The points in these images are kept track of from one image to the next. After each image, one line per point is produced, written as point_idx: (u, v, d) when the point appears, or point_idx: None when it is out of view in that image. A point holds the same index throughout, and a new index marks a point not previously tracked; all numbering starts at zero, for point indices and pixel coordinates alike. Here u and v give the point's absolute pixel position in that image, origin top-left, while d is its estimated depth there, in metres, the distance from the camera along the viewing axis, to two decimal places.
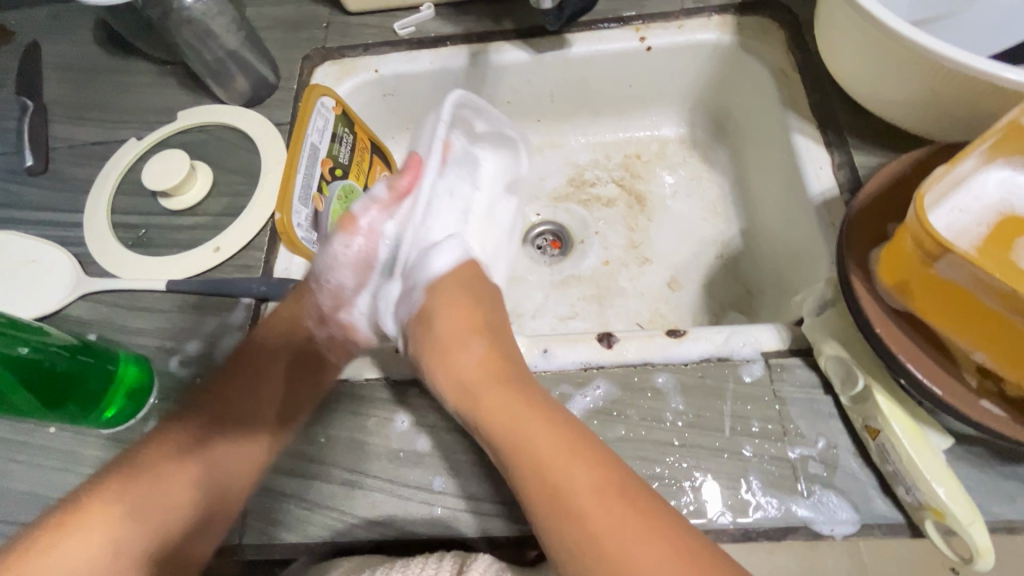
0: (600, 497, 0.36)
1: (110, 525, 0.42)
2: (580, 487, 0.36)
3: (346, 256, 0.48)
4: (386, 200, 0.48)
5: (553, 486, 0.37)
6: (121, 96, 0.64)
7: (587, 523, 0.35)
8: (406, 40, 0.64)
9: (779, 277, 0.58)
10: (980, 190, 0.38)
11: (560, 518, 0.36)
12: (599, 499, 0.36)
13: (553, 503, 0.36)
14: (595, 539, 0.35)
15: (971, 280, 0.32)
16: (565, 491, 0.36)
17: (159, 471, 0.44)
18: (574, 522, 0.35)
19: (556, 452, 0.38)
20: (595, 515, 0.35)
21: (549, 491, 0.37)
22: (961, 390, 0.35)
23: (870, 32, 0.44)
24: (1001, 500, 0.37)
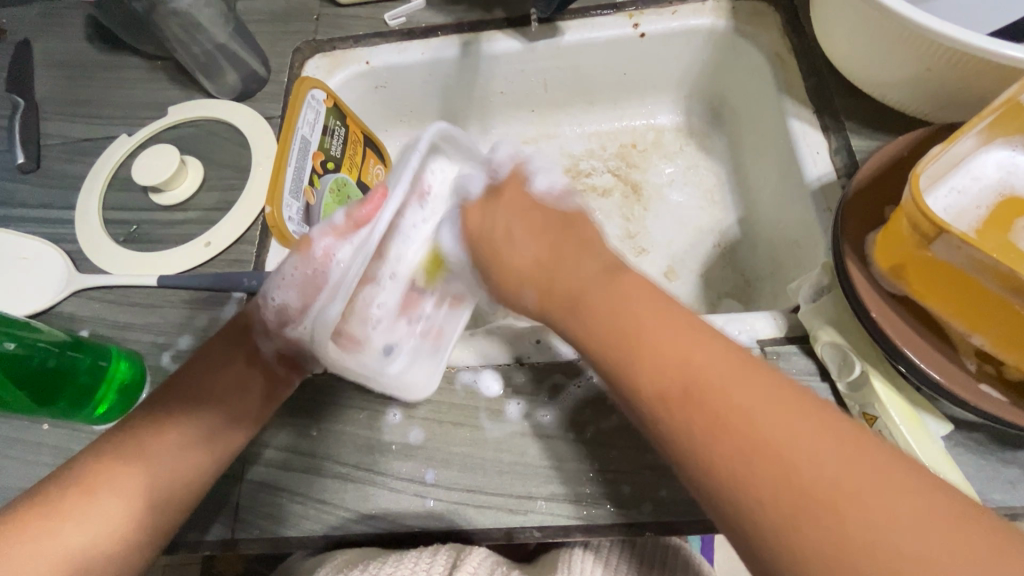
0: (709, 358, 0.30)
1: (118, 509, 0.38)
2: (671, 335, 0.31)
3: (293, 277, 0.41)
4: (341, 226, 0.41)
5: (638, 342, 0.32)
6: (111, 92, 0.64)
7: (683, 368, 0.30)
8: (397, 31, 0.63)
9: (777, 265, 0.58)
10: (978, 171, 0.37)
11: (651, 381, 0.31)
12: (693, 341, 0.31)
13: (634, 355, 0.32)
14: (695, 384, 0.29)
15: (968, 261, 0.31)
16: (642, 328, 0.32)
17: (168, 450, 0.41)
18: (667, 367, 0.30)
19: (637, 304, 0.33)
20: (692, 364, 0.30)
21: (636, 347, 0.32)
22: (960, 375, 0.34)
23: (865, 13, 0.43)
24: (1000, 486, 0.37)
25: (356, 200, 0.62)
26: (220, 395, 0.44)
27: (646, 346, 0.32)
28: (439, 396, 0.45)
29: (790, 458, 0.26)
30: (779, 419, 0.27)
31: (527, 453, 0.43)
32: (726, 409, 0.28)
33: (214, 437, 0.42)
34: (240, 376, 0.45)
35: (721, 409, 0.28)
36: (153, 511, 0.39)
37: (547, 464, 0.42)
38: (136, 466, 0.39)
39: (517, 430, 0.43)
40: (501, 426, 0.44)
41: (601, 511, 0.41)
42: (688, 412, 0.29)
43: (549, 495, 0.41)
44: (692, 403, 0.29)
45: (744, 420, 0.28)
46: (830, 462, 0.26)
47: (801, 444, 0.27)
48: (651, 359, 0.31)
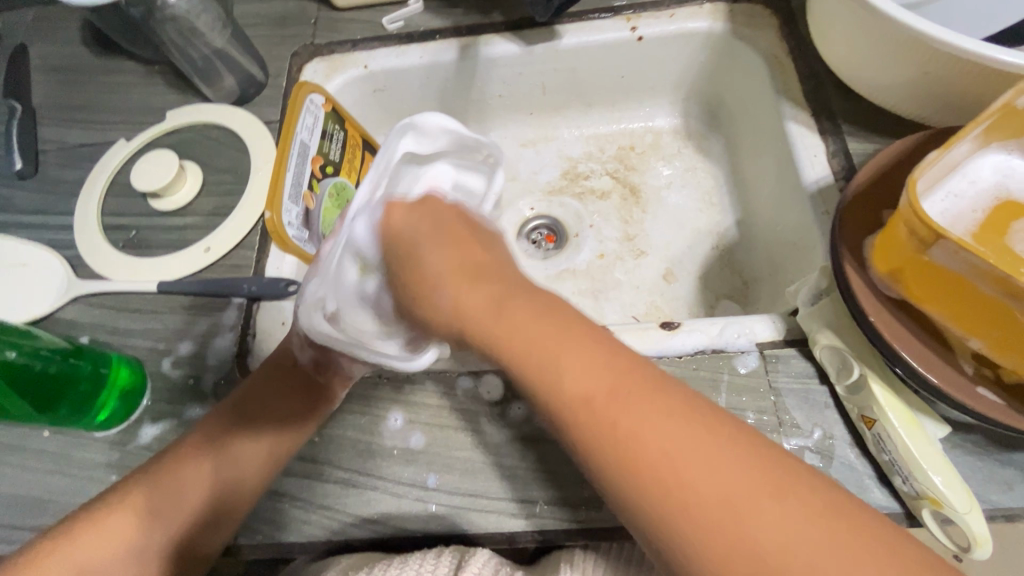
0: (668, 426, 0.27)
1: (130, 527, 0.39)
2: (631, 396, 0.27)
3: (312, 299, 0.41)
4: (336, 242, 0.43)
5: (599, 407, 0.27)
6: (109, 97, 0.64)
7: (634, 438, 0.27)
8: (395, 35, 0.63)
9: (775, 267, 0.58)
10: (974, 175, 0.37)
11: (604, 444, 0.27)
12: (650, 403, 0.27)
13: (584, 412, 0.28)
14: (651, 456, 0.26)
15: (965, 266, 0.31)
16: (594, 394, 0.28)
17: (184, 470, 0.42)
18: (627, 434, 0.27)
19: (589, 355, 0.29)
20: (648, 432, 0.27)
21: (598, 420, 0.27)
22: (957, 378, 0.35)
23: (862, 17, 0.43)
24: (998, 487, 0.37)
25: None
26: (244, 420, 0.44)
27: (574, 400, 0.28)
28: (440, 400, 0.45)
29: (757, 536, 0.24)
30: (742, 494, 0.25)
31: (528, 457, 0.43)
32: (685, 482, 0.26)
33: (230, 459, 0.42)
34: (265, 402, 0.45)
35: (679, 483, 0.26)
36: (164, 530, 0.40)
37: (548, 468, 0.42)
38: (153, 488, 0.41)
39: (518, 434, 0.44)
40: (502, 431, 0.44)
41: (602, 515, 0.41)
42: (645, 483, 0.26)
43: (550, 499, 0.42)
44: (653, 480, 0.26)
45: (707, 498, 0.25)
46: (792, 535, 0.24)
47: (764, 523, 0.24)
48: (604, 425, 0.27)
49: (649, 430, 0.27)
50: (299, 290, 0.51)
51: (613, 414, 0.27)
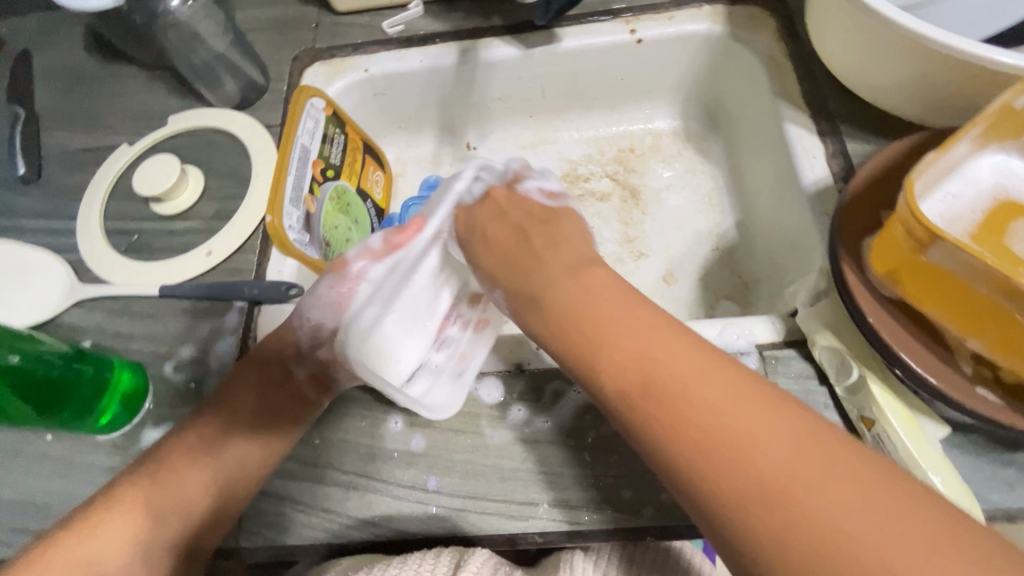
0: (701, 374, 0.32)
1: (130, 523, 0.40)
2: (672, 348, 0.33)
3: (328, 298, 0.43)
4: (377, 251, 0.43)
5: (640, 357, 0.33)
6: (111, 102, 0.64)
7: (673, 380, 0.32)
8: (395, 39, 0.63)
9: (775, 268, 0.58)
10: (972, 176, 0.37)
11: (638, 386, 0.33)
12: (687, 354, 0.33)
13: (619, 357, 0.34)
14: (686, 395, 0.31)
15: (963, 267, 0.31)
16: (643, 344, 0.34)
17: (180, 465, 0.43)
18: (664, 376, 0.32)
19: (634, 319, 0.35)
20: (685, 375, 0.32)
21: (641, 365, 0.33)
22: (956, 379, 0.35)
23: (859, 20, 0.43)
24: (999, 488, 0.37)
25: (356, 207, 0.63)
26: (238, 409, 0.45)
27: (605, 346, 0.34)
28: None
29: (771, 460, 0.28)
30: (757, 427, 0.29)
31: (528, 459, 0.43)
32: (707, 418, 0.30)
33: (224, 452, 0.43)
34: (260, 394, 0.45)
35: (704, 419, 0.30)
36: (162, 524, 0.41)
37: (548, 469, 0.43)
38: (151, 483, 0.42)
39: (518, 436, 0.44)
40: (502, 433, 0.44)
41: (602, 517, 0.41)
42: (674, 418, 0.31)
43: (550, 500, 0.42)
44: (681, 418, 0.31)
45: (721, 432, 0.30)
46: (801, 462, 0.28)
47: (781, 450, 0.28)
48: (645, 371, 0.33)
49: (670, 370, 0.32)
50: (300, 293, 0.52)
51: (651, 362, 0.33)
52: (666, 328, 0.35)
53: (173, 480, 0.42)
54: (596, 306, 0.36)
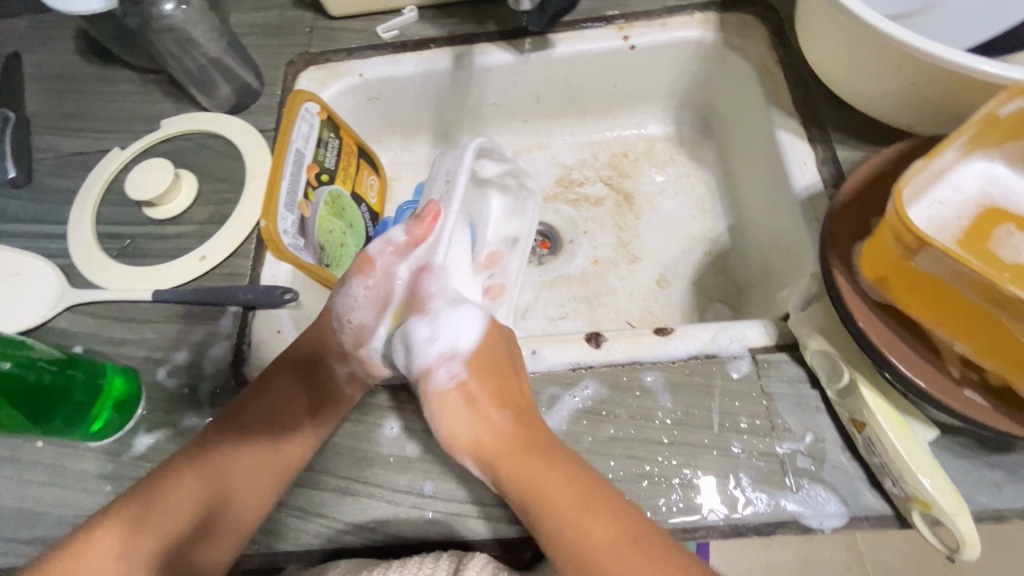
0: (580, 511, 0.37)
1: (129, 536, 0.40)
2: (551, 481, 0.38)
3: (364, 296, 0.48)
4: (401, 244, 0.47)
5: (540, 496, 0.38)
6: (104, 106, 0.64)
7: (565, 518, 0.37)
8: (390, 44, 0.64)
9: (766, 272, 0.59)
10: (958, 183, 0.38)
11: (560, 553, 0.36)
12: (602, 516, 0.36)
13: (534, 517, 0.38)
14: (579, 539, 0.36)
15: (950, 273, 0.32)
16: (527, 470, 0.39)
17: (179, 477, 0.42)
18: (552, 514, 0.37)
19: (547, 473, 0.39)
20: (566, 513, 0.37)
21: (538, 501, 0.38)
22: (945, 382, 0.35)
23: (850, 31, 0.44)
24: (986, 489, 0.38)
25: (351, 211, 0.63)
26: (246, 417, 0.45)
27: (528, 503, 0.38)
28: None
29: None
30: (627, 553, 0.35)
31: None
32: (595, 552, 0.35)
33: (223, 463, 0.43)
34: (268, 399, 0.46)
35: (585, 554, 0.36)
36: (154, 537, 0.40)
37: None
38: (145, 506, 0.41)
39: None
40: None
41: None
42: (569, 547, 0.36)
43: None
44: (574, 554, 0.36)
45: (618, 547, 0.35)
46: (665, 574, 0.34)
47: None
48: (539, 509, 0.38)
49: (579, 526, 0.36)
50: (295, 298, 0.51)
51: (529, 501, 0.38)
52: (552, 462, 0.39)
53: (168, 503, 0.41)
54: (516, 464, 0.40)
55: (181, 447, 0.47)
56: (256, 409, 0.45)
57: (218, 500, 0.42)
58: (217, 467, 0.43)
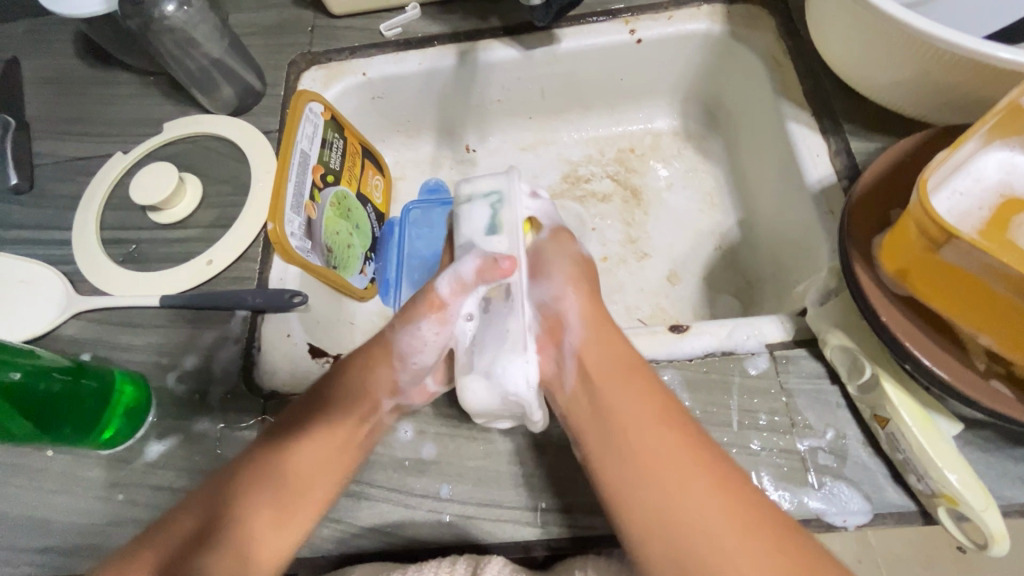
0: (659, 430, 0.38)
1: (145, 556, 0.38)
2: (620, 399, 0.40)
3: (433, 344, 0.44)
4: (468, 281, 0.43)
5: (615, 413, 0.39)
6: (104, 109, 0.63)
7: (610, 402, 0.40)
8: (393, 42, 0.63)
9: (778, 266, 0.58)
10: (979, 173, 0.38)
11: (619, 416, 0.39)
12: (654, 429, 0.38)
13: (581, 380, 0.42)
14: (625, 436, 0.38)
15: (978, 265, 0.31)
16: (601, 379, 0.41)
17: (196, 500, 0.40)
18: (603, 406, 0.40)
19: (605, 333, 0.44)
20: (631, 426, 0.39)
21: (641, 460, 0.37)
22: (970, 375, 0.35)
23: (863, 18, 0.43)
24: (1012, 483, 0.37)
25: (357, 212, 0.63)
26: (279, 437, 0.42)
27: (603, 397, 0.40)
28: (451, 412, 0.45)
29: (673, 508, 0.35)
30: (688, 482, 0.35)
31: (540, 465, 0.43)
32: (664, 476, 0.36)
33: (236, 477, 0.40)
34: (289, 419, 0.43)
35: (616, 403, 0.40)
36: (165, 549, 0.38)
37: (564, 475, 0.42)
38: (152, 541, 0.39)
39: (530, 443, 0.43)
40: (513, 439, 0.44)
41: None
42: (609, 427, 0.39)
43: (561, 505, 0.42)
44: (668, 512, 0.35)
45: (639, 462, 0.37)
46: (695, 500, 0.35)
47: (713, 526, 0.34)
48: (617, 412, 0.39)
49: (643, 413, 0.39)
50: (304, 301, 0.51)
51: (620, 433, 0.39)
52: (641, 388, 0.40)
53: (185, 519, 0.39)
54: (621, 381, 0.41)
55: (192, 454, 0.46)
56: (284, 422, 0.43)
57: (228, 518, 0.39)
58: (230, 483, 0.40)
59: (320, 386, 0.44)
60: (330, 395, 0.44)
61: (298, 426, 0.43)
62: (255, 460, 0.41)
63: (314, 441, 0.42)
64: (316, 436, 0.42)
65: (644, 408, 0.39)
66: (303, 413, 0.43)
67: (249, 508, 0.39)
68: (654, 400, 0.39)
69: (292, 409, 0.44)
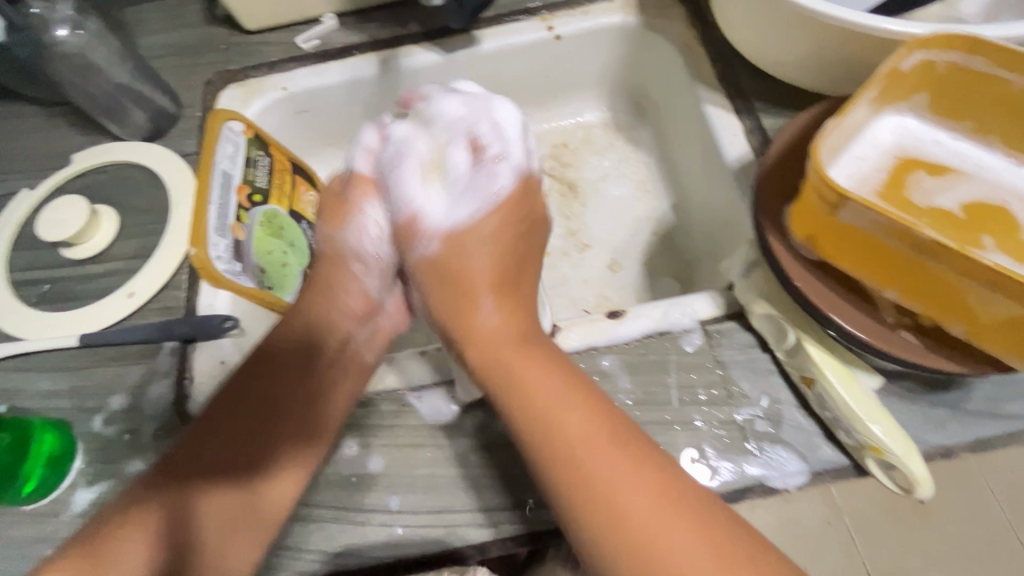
0: (598, 443, 0.35)
1: None
2: (550, 409, 0.37)
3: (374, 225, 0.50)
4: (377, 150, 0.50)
5: (547, 424, 0.36)
6: (5, 145, 0.59)
7: (545, 412, 0.37)
8: (311, 54, 0.62)
9: (712, 244, 0.60)
10: (874, 139, 0.41)
11: (548, 434, 0.36)
12: (595, 445, 0.35)
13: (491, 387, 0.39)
14: (567, 451, 0.35)
15: (873, 224, 0.33)
16: (520, 384, 0.38)
17: (132, 521, 0.38)
18: (533, 420, 0.37)
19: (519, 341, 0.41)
20: (575, 442, 0.36)
21: (580, 479, 0.34)
22: (881, 330, 0.36)
23: (758, 1, 0.45)
24: (933, 428, 0.39)
25: (291, 229, 0.58)
26: (243, 436, 0.42)
27: (525, 413, 0.37)
28: (396, 422, 0.44)
29: (572, 472, 0.35)
30: (631, 496, 0.33)
31: (490, 465, 0.42)
32: (609, 496, 0.34)
33: (195, 490, 0.39)
34: (256, 409, 0.43)
35: (548, 415, 0.37)
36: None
37: (514, 473, 0.42)
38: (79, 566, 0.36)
39: (478, 444, 0.43)
40: (461, 442, 0.43)
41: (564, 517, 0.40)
42: (542, 442, 0.36)
43: (514, 503, 0.41)
44: (613, 531, 0.33)
45: (579, 481, 0.34)
46: (643, 518, 0.33)
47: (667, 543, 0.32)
48: (545, 428, 0.36)
49: (571, 427, 0.36)
50: (236, 324, 0.49)
51: (560, 450, 0.36)
52: (576, 397, 0.37)
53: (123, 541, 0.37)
54: (534, 386, 0.38)
55: None
56: (253, 404, 0.43)
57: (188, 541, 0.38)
58: (186, 495, 0.39)
59: (279, 366, 0.45)
60: (296, 379, 0.45)
61: (270, 422, 0.43)
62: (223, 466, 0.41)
63: (288, 452, 0.42)
64: (285, 438, 0.42)
65: (564, 403, 0.37)
66: (275, 394, 0.44)
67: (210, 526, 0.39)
68: (588, 409, 0.37)
69: (246, 379, 0.44)
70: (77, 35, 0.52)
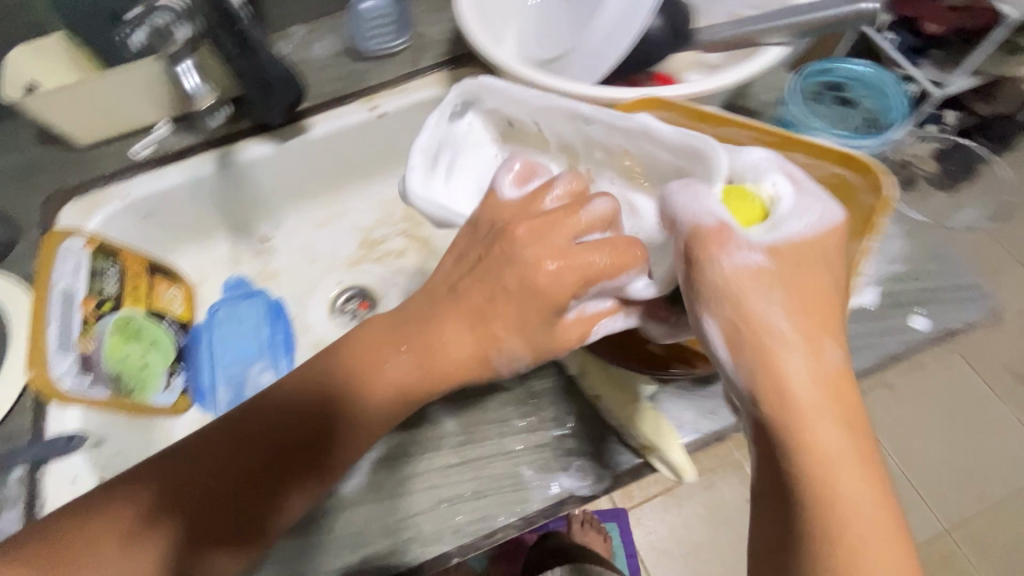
0: (830, 433, 0.41)
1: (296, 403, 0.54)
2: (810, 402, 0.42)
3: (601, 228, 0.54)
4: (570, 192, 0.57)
5: (792, 410, 0.42)
6: None
7: (807, 403, 0.42)
8: None
9: None
10: None
11: (811, 414, 0.42)
12: (833, 429, 0.41)
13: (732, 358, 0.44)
14: (804, 433, 0.41)
15: None
16: (784, 381, 0.42)
17: (366, 352, 0.55)
18: (781, 402, 0.42)
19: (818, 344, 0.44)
20: (810, 426, 0.41)
21: (817, 461, 0.41)
22: None
23: None
24: None
25: None
26: (446, 318, 0.54)
27: (776, 401, 0.42)
28: None
29: (803, 440, 0.41)
30: (848, 485, 0.40)
31: None
32: (834, 481, 0.40)
33: (400, 358, 0.54)
34: (472, 279, 0.54)
35: (791, 404, 0.42)
36: (322, 386, 0.54)
37: None
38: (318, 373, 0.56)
39: None
40: None
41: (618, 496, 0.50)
42: (791, 417, 0.42)
43: None
44: (824, 509, 0.40)
45: (819, 457, 0.41)
46: (848, 507, 0.40)
47: (863, 525, 0.40)
48: (793, 416, 0.42)
49: (821, 418, 0.41)
50: None
51: (796, 433, 0.41)
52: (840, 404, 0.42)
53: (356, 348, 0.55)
54: (820, 391, 0.42)
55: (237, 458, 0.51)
56: (461, 292, 0.54)
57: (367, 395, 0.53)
58: (402, 355, 0.54)
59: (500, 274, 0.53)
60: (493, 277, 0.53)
61: (469, 290, 0.54)
62: (429, 321, 0.54)
63: (463, 323, 0.53)
64: (461, 332, 0.53)
65: (810, 402, 0.42)
66: (490, 278, 0.54)
67: (390, 373, 0.53)
68: (844, 412, 0.42)
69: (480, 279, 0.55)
70: (200, 73, 0.63)
